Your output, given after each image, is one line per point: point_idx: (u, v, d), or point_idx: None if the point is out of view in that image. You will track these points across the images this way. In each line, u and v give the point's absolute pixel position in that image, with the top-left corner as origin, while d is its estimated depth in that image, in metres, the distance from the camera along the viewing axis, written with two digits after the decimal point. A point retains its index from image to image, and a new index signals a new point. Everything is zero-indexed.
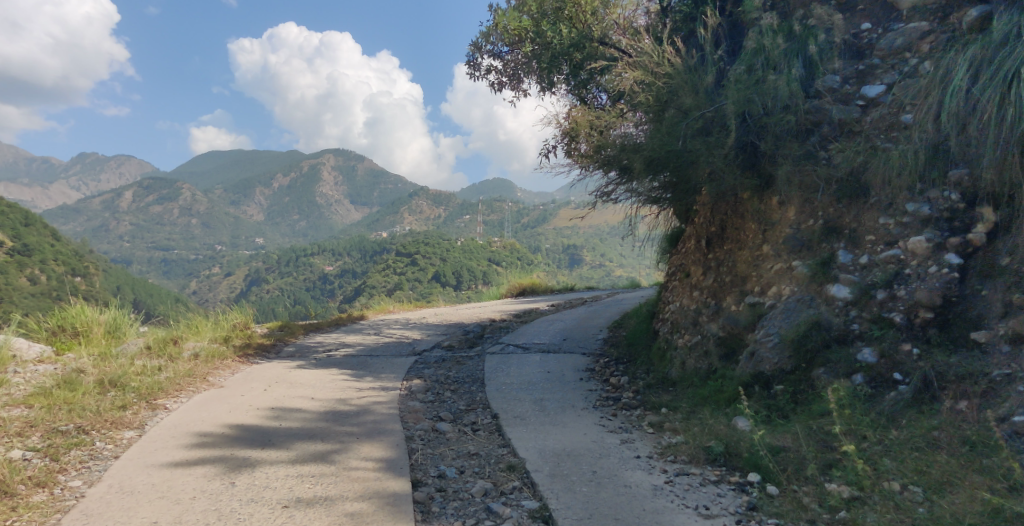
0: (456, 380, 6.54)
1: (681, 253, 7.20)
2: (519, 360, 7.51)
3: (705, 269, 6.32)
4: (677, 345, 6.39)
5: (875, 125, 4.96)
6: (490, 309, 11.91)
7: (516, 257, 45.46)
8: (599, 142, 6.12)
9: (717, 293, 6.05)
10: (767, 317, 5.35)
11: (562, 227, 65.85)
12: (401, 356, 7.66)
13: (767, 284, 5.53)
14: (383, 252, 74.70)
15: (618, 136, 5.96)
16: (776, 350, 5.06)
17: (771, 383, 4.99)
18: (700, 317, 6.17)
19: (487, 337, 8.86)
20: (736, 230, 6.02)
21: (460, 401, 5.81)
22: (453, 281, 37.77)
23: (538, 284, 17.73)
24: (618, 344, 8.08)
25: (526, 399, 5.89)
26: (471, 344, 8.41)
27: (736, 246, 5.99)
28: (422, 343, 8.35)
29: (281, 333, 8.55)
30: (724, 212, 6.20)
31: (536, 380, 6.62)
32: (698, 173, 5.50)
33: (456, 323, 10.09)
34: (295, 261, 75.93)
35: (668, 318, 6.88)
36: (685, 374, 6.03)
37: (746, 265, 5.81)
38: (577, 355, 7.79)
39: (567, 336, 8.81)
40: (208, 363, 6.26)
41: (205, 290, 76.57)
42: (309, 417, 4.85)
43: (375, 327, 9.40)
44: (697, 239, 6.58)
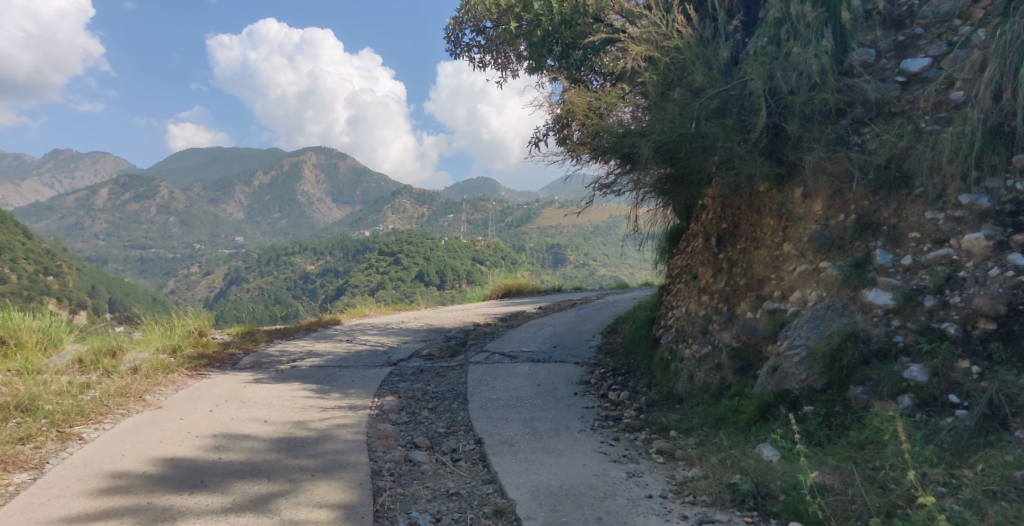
0: (435, 395, 5.80)
1: (685, 253, 6.51)
2: (506, 371, 6.79)
3: (714, 270, 5.64)
4: (683, 357, 5.71)
5: (919, 104, 4.34)
6: (474, 312, 11.16)
7: (500, 256, 44.69)
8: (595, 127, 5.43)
9: (730, 298, 5.39)
10: (790, 327, 4.68)
11: (546, 226, 65.21)
12: (375, 366, 6.90)
13: (789, 288, 4.88)
14: (365, 251, 73.59)
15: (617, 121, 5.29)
16: (803, 366, 4.39)
17: (799, 404, 4.32)
18: (711, 325, 5.49)
19: (471, 344, 8.13)
20: (751, 227, 5.35)
21: (439, 422, 5.08)
22: (436, 280, 36.91)
23: (523, 284, 16.99)
24: (614, 352, 7.38)
25: (514, 420, 5.18)
26: (453, 353, 7.65)
27: (752, 245, 5.32)
28: (399, 352, 7.59)
29: (241, 341, 7.73)
30: (737, 207, 5.53)
31: (525, 394, 5.90)
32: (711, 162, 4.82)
33: (436, 327, 9.34)
34: (276, 260, 74.52)
35: (672, 325, 6.21)
36: (694, 391, 5.35)
37: (764, 266, 5.15)
38: (570, 364, 7.08)
39: (557, 343, 8.09)
40: (149, 378, 5.45)
41: (182, 289, 74.89)
42: (257, 447, 4.08)
43: (347, 333, 8.61)
44: (705, 237, 5.91)
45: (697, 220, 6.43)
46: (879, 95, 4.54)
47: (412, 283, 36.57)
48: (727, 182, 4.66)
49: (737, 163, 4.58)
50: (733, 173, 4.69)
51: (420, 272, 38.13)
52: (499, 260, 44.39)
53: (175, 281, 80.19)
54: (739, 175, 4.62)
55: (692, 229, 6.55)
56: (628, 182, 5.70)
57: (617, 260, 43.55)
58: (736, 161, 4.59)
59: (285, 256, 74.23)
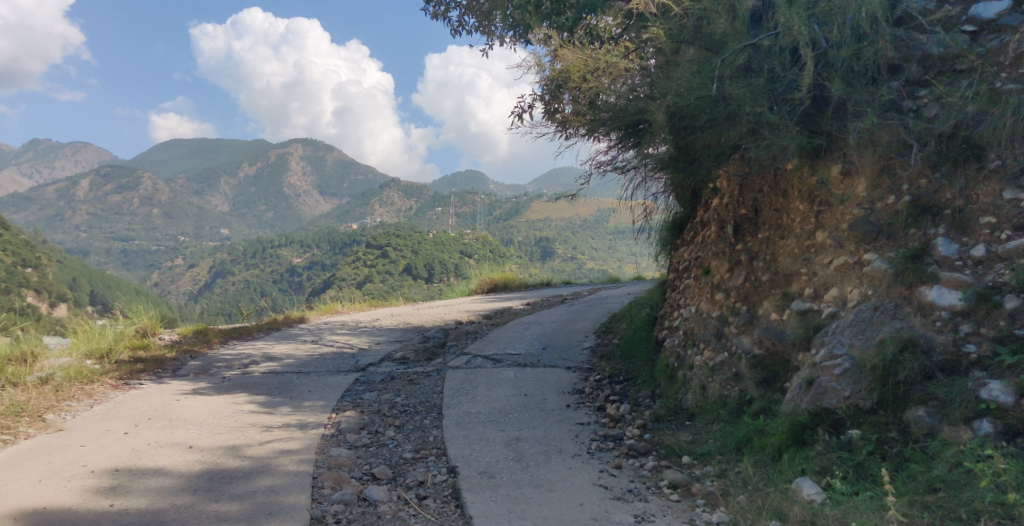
0: (406, 407, 5.00)
1: (694, 244, 5.72)
2: (488, 378, 5.96)
3: (729, 264, 4.86)
4: (694, 365, 4.91)
5: (993, 59, 3.66)
6: (457, 309, 10.31)
7: (487, 250, 43.83)
8: (596, 92, 4.63)
9: (751, 297, 4.61)
10: (828, 332, 3.90)
11: (535, 219, 64.35)
12: (340, 371, 6.07)
13: (823, 285, 4.12)
14: (352, 244, 72.49)
15: (624, 87, 4.52)
16: (846, 380, 3.60)
17: (842, 427, 3.52)
18: (727, 328, 4.71)
19: (451, 345, 7.31)
20: (777, 212, 4.57)
21: (407, 445, 4.25)
22: (424, 274, 35.98)
23: (511, 279, 16.14)
24: (610, 355, 6.58)
25: (496, 442, 4.36)
26: (430, 355, 6.82)
27: (778, 235, 4.54)
28: (369, 355, 6.74)
29: (190, 342, 6.85)
30: (758, 189, 4.74)
31: (510, 407, 5.10)
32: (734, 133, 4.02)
33: (413, 326, 8.49)
34: (261, 253, 73.17)
35: (679, 326, 5.43)
36: (708, 406, 4.56)
37: (793, 259, 4.37)
38: (561, 369, 6.28)
39: (547, 344, 7.27)
40: (59, 392, 4.67)
41: (165, 283, 73.36)
42: (165, 486, 3.31)
43: (313, 333, 7.74)
44: (718, 225, 5.12)
45: (708, 207, 5.64)
46: (943, 49, 3.85)
47: (398, 276, 35.63)
48: (754, 157, 3.86)
49: (767, 133, 3.78)
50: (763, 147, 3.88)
51: (407, 266, 37.20)
52: (488, 254, 43.52)
53: (157, 274, 78.57)
54: (764, 148, 3.81)
55: (702, 217, 5.77)
56: (632, 156, 4.90)
57: (607, 253, 42.79)
58: (765, 132, 3.80)
59: (270, 249, 72.92)
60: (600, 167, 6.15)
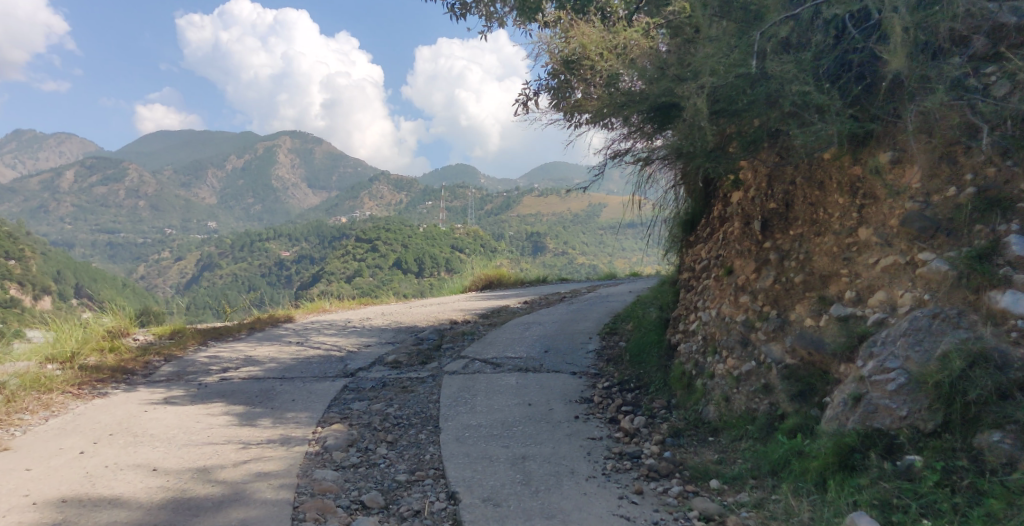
0: (399, 418, 4.55)
1: (712, 241, 5.30)
2: (488, 385, 5.52)
3: (755, 263, 4.44)
4: (716, 374, 4.49)
5: None
6: (450, 307, 9.85)
7: (479, 244, 43.34)
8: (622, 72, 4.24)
9: (781, 300, 4.19)
10: (875, 342, 3.48)
11: (527, 213, 63.84)
12: (327, 377, 5.59)
13: (868, 288, 3.71)
14: (342, 238, 71.72)
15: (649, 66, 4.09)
16: (901, 398, 3.18)
17: (898, 452, 3.10)
18: (754, 335, 4.29)
19: (446, 347, 6.86)
20: (812, 207, 4.15)
21: (401, 465, 3.78)
22: (415, 268, 35.39)
23: (505, 276, 15.68)
24: (618, 360, 6.16)
25: (500, 461, 3.90)
26: (424, 359, 6.36)
27: (813, 232, 4.12)
28: (358, 358, 6.27)
29: (163, 343, 6.34)
30: (790, 181, 4.32)
31: (513, 419, 4.66)
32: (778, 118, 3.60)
33: (406, 325, 8.02)
34: (249, 246, 72.20)
35: (696, 330, 5.00)
36: (733, 421, 4.13)
37: (831, 259, 3.96)
38: (566, 375, 5.86)
39: (548, 347, 6.83)
40: (10, 404, 4.16)
41: (151, 276, 72.25)
42: (119, 522, 2.85)
43: (299, 333, 7.25)
44: (740, 220, 4.69)
45: (728, 201, 5.21)
46: (1015, 20, 3.42)
47: (389, 271, 35.05)
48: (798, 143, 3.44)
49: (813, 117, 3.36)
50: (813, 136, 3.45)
51: (397, 260, 36.60)
52: (480, 248, 42.98)
53: (143, 267, 77.43)
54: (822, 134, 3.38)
55: (720, 212, 5.34)
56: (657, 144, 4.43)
57: (600, 248, 42.39)
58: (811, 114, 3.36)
59: (258, 242, 71.97)
60: (612, 156, 5.70)
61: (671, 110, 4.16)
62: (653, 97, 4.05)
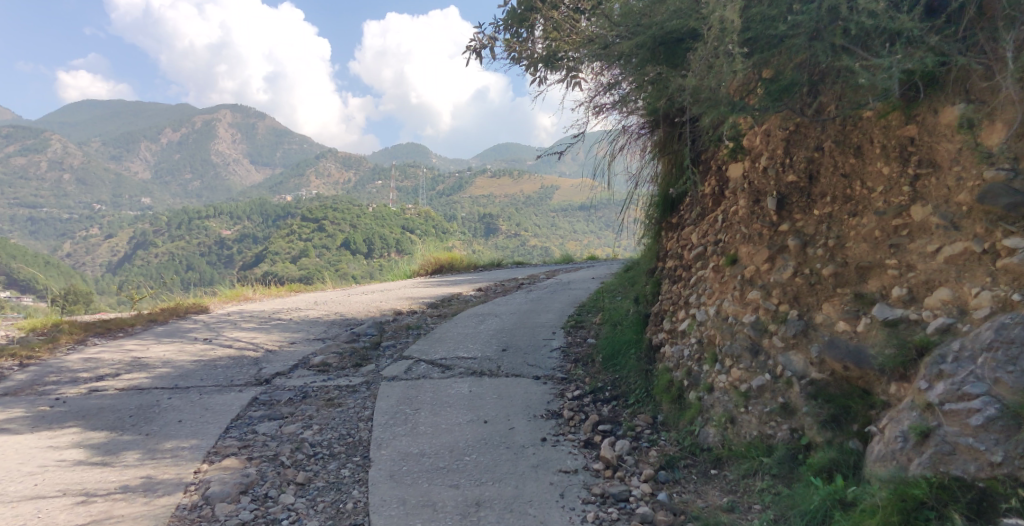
0: (319, 442, 3.54)
1: (705, 224, 4.46)
2: (434, 396, 4.54)
3: (769, 251, 3.62)
4: (716, 388, 3.64)
5: None
6: (395, 295, 8.80)
7: (429, 225, 42.05)
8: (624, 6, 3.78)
9: (804, 297, 3.36)
10: (942, 357, 2.66)
11: (478, 194, 62.63)
12: (240, 379, 4.52)
13: (923, 284, 2.90)
14: (287, 216, 69.11)
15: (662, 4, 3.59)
16: (992, 436, 2.36)
17: (991, 512, 2.27)
18: (767, 341, 3.45)
19: (387, 344, 5.87)
20: (846, 178, 3.34)
21: (311, 522, 2.78)
22: (364, 249, 33.92)
23: (455, 260, 14.63)
24: (588, 362, 5.30)
25: (448, 510, 2.95)
26: (359, 360, 5.33)
27: (846, 212, 3.31)
28: (274, 358, 5.17)
29: (28, 340, 5.10)
30: (815, 149, 3.50)
31: (465, 442, 3.71)
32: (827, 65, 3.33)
33: (342, 317, 6.97)
34: (186, 224, 68.81)
35: (688, 331, 4.15)
36: (742, 450, 3.28)
37: (872, 246, 3.15)
38: (528, 381, 4.97)
39: (507, 346, 5.92)
40: None
41: (79, 253, 68.15)
42: None
43: (211, 325, 6.12)
44: (748, 197, 3.87)
45: (726, 176, 4.38)
46: None
47: (335, 251, 33.49)
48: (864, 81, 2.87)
49: None
50: (873, 95, 3.13)
51: (344, 240, 35.03)
52: (431, 229, 41.67)
53: (70, 242, 73.03)
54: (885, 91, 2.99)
55: (714, 189, 4.50)
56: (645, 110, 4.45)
57: (552, 231, 41.68)
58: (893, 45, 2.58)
59: (197, 219, 68.58)
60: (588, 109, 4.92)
61: (679, 47, 3.79)
62: (659, 24, 3.61)
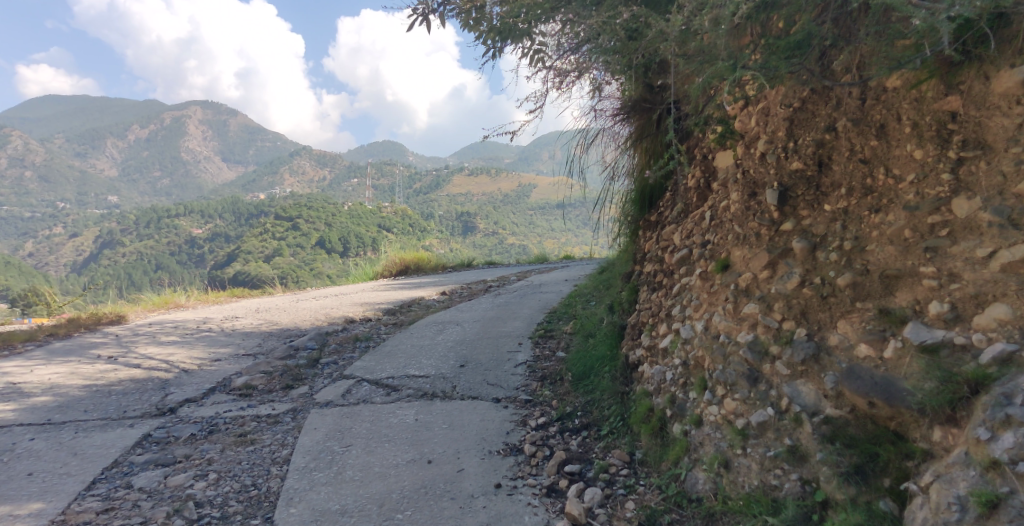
0: (211, 496, 2.82)
1: (689, 222, 3.82)
2: (372, 427, 3.84)
3: (769, 256, 2.97)
4: (706, 422, 2.99)
5: None
6: (349, 301, 8.05)
7: (402, 223, 41.13)
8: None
9: (813, 313, 2.71)
10: (1008, 398, 2.02)
11: (454, 192, 61.73)
12: (136, 406, 3.77)
13: (972, 298, 2.27)
14: (259, 213, 67.53)
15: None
16: None
17: None
18: (769, 367, 2.79)
19: (327, 361, 5.15)
20: (865, 165, 2.70)
21: None
22: (338, 247, 32.95)
23: (421, 260, 13.86)
24: (556, 381, 4.64)
25: None
26: (290, 381, 4.61)
27: (866, 207, 2.67)
28: (194, 379, 4.41)
29: None
30: (825, 131, 2.86)
31: (401, 490, 3.02)
32: (851, 26, 2.73)
33: (283, 328, 6.22)
34: (152, 222, 66.96)
35: (671, 350, 3.50)
36: (740, 504, 2.62)
37: (900, 249, 2.51)
38: (486, 406, 4.29)
39: (465, 362, 5.23)
40: None
41: (41, 252, 66.04)
42: None
43: (126, 339, 5.35)
44: (742, 190, 3.22)
45: (714, 166, 3.75)
46: None
47: (309, 250, 32.54)
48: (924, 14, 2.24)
49: None
50: (909, 56, 2.49)
51: (316, 239, 34.05)
52: (408, 227, 40.75)
53: (32, 242, 70.72)
54: (927, 49, 2.39)
55: (700, 182, 3.87)
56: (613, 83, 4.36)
57: (528, 229, 41.00)
58: None
59: (165, 218, 66.76)
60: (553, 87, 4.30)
61: None
62: None
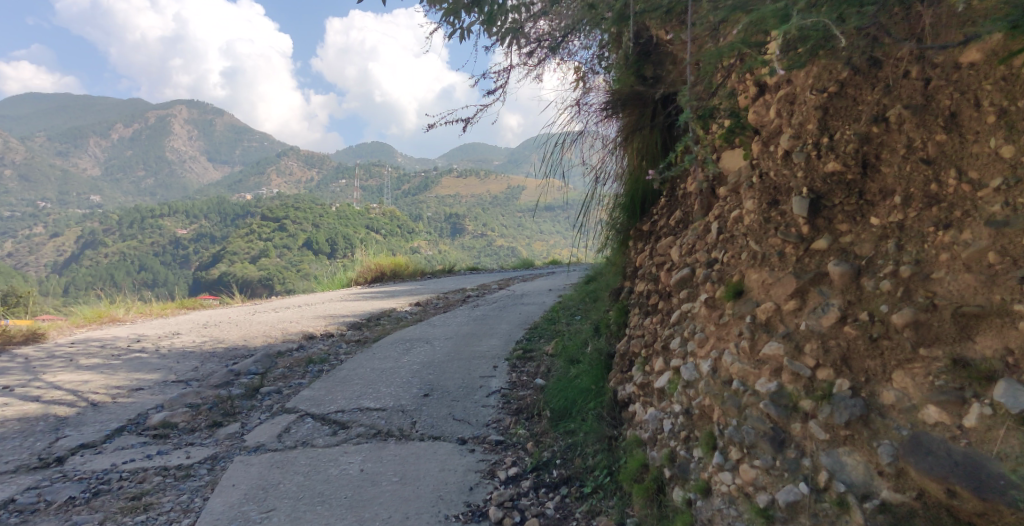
0: None
1: (689, 235, 3.18)
2: (305, 483, 3.18)
3: (797, 282, 2.32)
4: (717, 495, 2.33)
5: None
6: (312, 314, 7.36)
7: (388, 224, 40.39)
8: None
9: (859, 359, 2.06)
10: None
11: (442, 193, 60.98)
12: (28, 464, 3.31)
13: None
14: (244, 214, 66.54)
15: None
16: None
17: None
18: (800, 429, 2.14)
19: (267, 391, 4.50)
20: (928, 166, 2.06)
21: None
22: (323, 249, 32.18)
23: (399, 265, 13.15)
24: (533, 416, 3.98)
25: None
26: (219, 418, 4.01)
27: (930, 221, 2.02)
28: (88, 428, 3.75)
29: None
30: (871, 122, 2.21)
31: None
32: None
33: (229, 349, 5.55)
34: (134, 222, 65.80)
35: (670, 392, 2.85)
36: None
37: (982, 279, 1.87)
38: (450, 449, 3.63)
39: (431, 390, 4.56)
40: None
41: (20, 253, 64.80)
42: None
43: (40, 368, 4.74)
44: (760, 197, 2.58)
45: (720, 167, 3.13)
46: None
47: (292, 251, 31.78)
48: None
49: None
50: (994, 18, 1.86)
51: (300, 239, 33.25)
52: (394, 228, 39.98)
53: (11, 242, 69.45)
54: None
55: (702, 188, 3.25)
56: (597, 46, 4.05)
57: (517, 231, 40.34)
58: None
59: (147, 218, 65.64)
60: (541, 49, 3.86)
61: None
62: None
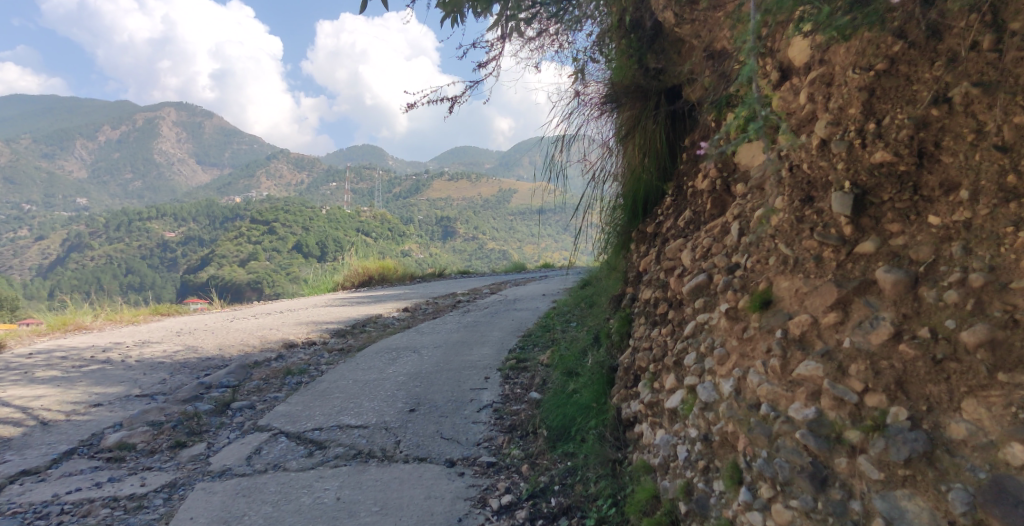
0: None
1: (704, 237, 2.86)
2: (272, 515, 2.82)
3: (838, 292, 2.01)
4: None
5: None
6: (293, 320, 6.98)
7: (379, 227, 39.96)
8: None
9: (919, 384, 1.74)
10: None
11: (433, 196, 60.58)
12: None
13: None
14: (232, 217, 65.89)
15: None
16: None
17: None
18: (847, 464, 1.79)
19: (239, 406, 4.13)
20: (1002, 155, 1.76)
21: None
22: (312, 252, 31.73)
23: (387, 268, 12.78)
24: (528, 434, 3.63)
25: None
26: (183, 438, 3.64)
27: (1006, 219, 1.71)
28: (34, 451, 3.37)
29: None
30: (930, 104, 1.91)
31: None
32: None
33: (202, 359, 5.18)
34: (121, 225, 65.01)
35: (684, 414, 2.50)
36: None
37: None
38: (437, 472, 3.28)
39: (418, 404, 4.21)
40: None
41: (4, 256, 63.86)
42: None
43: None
44: (793, 193, 2.26)
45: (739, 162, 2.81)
46: None
47: (280, 254, 31.31)
48: None
49: None
50: None
51: (288, 242, 32.77)
52: (384, 231, 39.54)
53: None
54: None
55: (718, 184, 2.92)
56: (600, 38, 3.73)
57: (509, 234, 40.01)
58: None
59: (134, 221, 64.85)
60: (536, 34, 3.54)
61: None
62: None
